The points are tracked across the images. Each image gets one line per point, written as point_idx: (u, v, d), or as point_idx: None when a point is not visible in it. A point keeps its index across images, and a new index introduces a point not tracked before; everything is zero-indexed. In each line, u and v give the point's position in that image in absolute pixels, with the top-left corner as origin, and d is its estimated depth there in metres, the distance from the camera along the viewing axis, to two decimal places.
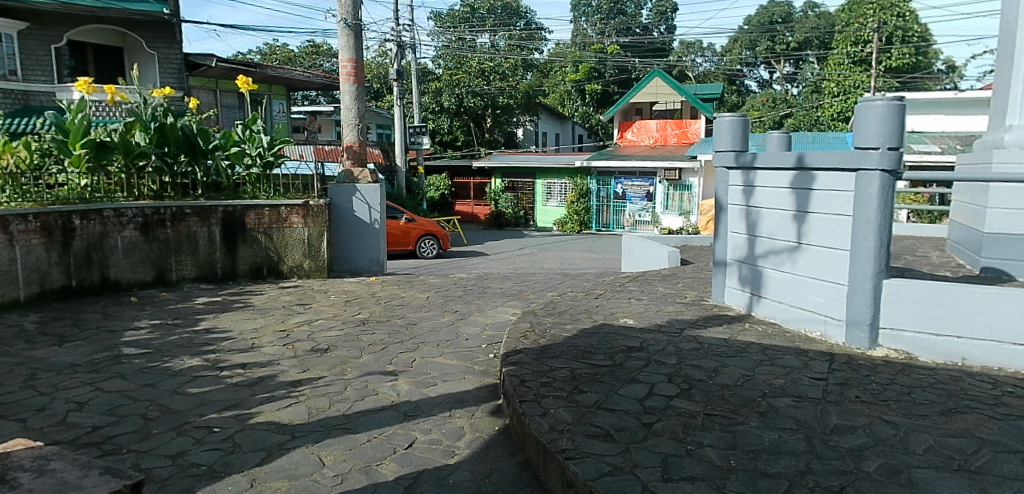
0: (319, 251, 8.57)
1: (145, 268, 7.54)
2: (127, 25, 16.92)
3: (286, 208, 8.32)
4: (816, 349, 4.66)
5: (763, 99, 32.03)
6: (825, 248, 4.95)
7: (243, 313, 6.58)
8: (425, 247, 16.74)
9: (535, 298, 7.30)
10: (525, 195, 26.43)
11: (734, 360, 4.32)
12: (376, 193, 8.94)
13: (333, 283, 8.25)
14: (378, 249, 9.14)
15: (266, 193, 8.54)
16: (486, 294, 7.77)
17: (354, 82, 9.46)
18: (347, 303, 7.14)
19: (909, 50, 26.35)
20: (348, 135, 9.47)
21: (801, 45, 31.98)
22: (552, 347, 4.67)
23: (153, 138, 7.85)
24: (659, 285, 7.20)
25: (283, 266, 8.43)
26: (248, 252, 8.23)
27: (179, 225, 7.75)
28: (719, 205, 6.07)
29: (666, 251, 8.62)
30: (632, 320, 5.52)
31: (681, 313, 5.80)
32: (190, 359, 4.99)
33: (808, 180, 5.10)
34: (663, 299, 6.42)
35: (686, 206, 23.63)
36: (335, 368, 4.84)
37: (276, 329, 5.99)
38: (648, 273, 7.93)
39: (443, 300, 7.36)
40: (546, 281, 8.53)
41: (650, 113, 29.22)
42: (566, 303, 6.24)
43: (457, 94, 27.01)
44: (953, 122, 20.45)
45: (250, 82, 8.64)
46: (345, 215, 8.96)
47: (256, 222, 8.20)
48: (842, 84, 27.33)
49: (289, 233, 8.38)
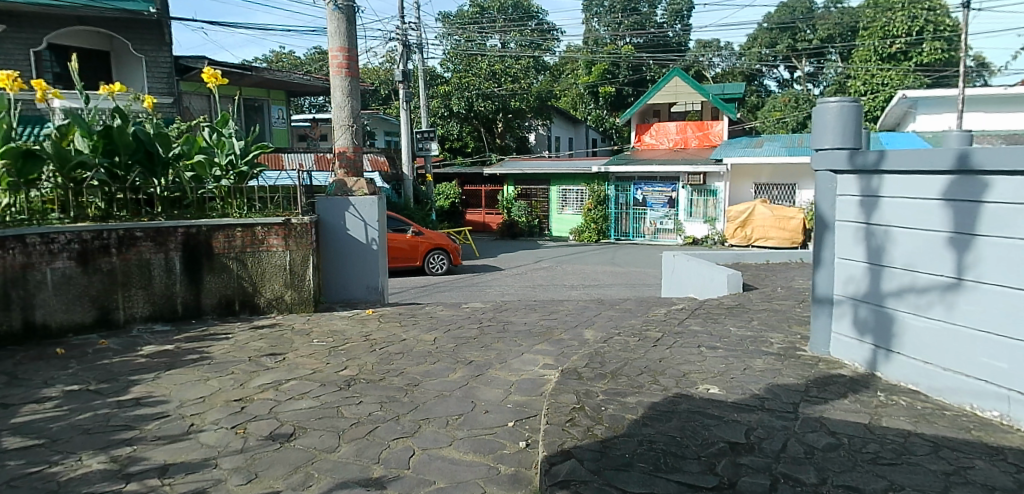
0: (304, 280, 7.01)
1: (84, 308, 6.04)
2: (113, 26, 15.47)
3: (262, 228, 6.77)
4: (1009, 446, 3.11)
5: (784, 99, 30.39)
6: (1006, 289, 3.40)
7: (195, 370, 5.07)
8: (435, 264, 15.23)
9: (571, 341, 5.78)
10: (539, 203, 24.88)
11: (903, 477, 2.81)
12: (373, 207, 7.47)
13: (319, 321, 6.70)
14: (376, 273, 7.62)
15: (239, 209, 6.97)
16: (507, 332, 6.23)
17: (347, 75, 7.96)
18: (334, 351, 5.60)
19: (942, 43, 24.28)
20: (339, 138, 7.97)
21: (822, 43, 30.29)
22: (618, 446, 3.15)
23: (97, 145, 6.47)
24: (728, 323, 5.63)
25: (260, 299, 6.91)
26: (217, 283, 6.70)
27: (129, 251, 6.23)
28: (824, 224, 4.56)
29: (725, 275, 7.05)
30: (717, 387, 3.97)
31: (778, 373, 4.26)
32: (90, 458, 3.52)
33: (975, 187, 3.56)
34: (744, 347, 4.90)
35: (711, 213, 22.06)
36: (295, 475, 3.35)
37: (230, 397, 4.49)
38: (708, 306, 6.36)
39: (454, 344, 5.83)
40: (579, 314, 7.00)
41: (668, 115, 27.61)
42: (616, 355, 4.67)
43: (467, 97, 25.59)
44: (997, 119, 18.79)
45: (217, 75, 7.13)
46: (336, 234, 7.48)
47: (225, 246, 6.65)
48: (870, 82, 25.61)
49: (267, 257, 6.82)
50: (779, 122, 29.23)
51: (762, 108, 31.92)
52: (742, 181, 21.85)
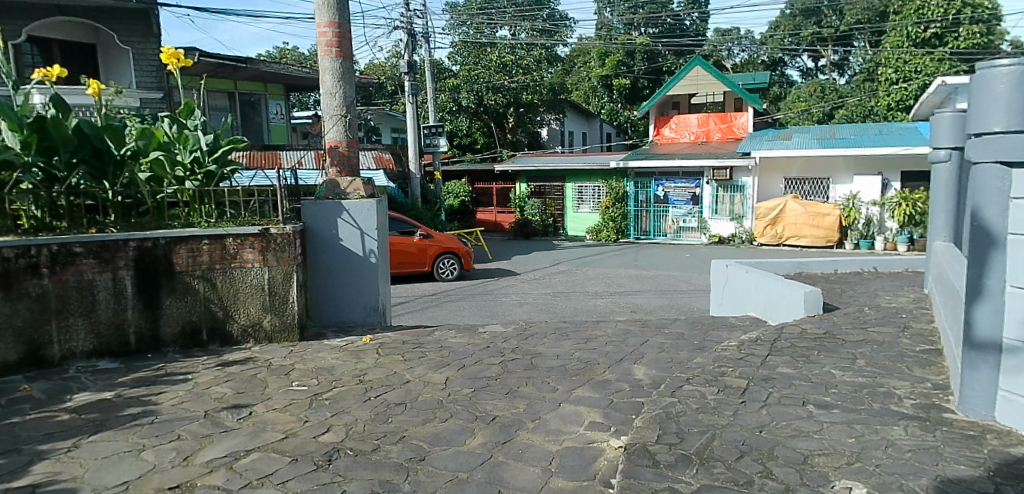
0: (287, 303, 5.72)
1: (7, 342, 4.83)
2: (97, 17, 14.23)
3: (235, 240, 5.52)
4: None
5: (809, 89, 28.87)
6: None
7: (129, 434, 3.81)
8: (444, 268, 13.96)
9: (622, 387, 4.51)
10: (554, 200, 23.49)
11: None
12: (370, 214, 6.22)
13: (303, 353, 5.44)
14: (375, 293, 6.37)
15: (205, 218, 5.67)
16: (538, 370, 4.95)
17: (338, 55, 6.67)
18: (316, 401, 4.34)
19: (979, 28, 22.56)
20: (330, 131, 6.68)
21: (849, 30, 28.66)
22: None
23: (29, 141, 5.26)
24: (826, 366, 4.35)
25: (232, 326, 5.62)
26: (179, 308, 5.42)
27: (66, 271, 5.00)
28: (989, 238, 3.27)
29: (800, 293, 5.75)
30: (865, 487, 2.74)
31: (938, 455, 2.99)
32: None
33: None
34: (866, 407, 3.64)
35: (738, 210, 20.65)
36: None
37: (165, 483, 3.26)
38: (790, 337, 5.07)
39: (471, 389, 4.56)
40: (621, 341, 5.73)
41: (689, 108, 25.99)
42: (696, 420, 3.41)
43: (476, 91, 24.29)
44: None
45: (178, 54, 5.80)
46: (326, 246, 6.24)
47: (189, 262, 5.40)
48: (902, 70, 24.19)
49: (240, 276, 5.56)
50: (804, 114, 27.85)
51: (786, 100, 30.42)
52: (770, 175, 20.55)
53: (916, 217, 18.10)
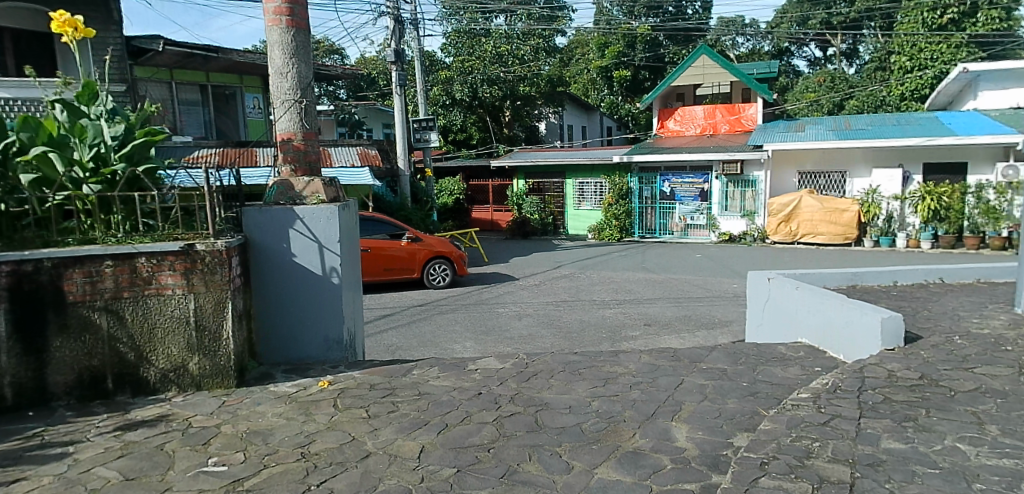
0: (220, 342, 4.44)
1: None
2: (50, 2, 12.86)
3: (147, 261, 4.23)
4: None
5: (818, 79, 27.46)
6: None
7: None
8: (435, 275, 12.68)
9: (662, 464, 3.25)
10: (553, 197, 22.19)
11: None
12: (331, 224, 4.97)
13: (237, 407, 4.17)
14: (338, 322, 5.13)
15: (110, 232, 4.38)
16: (544, 434, 3.68)
17: (289, 25, 5.37)
18: None
19: (999, 12, 21.31)
20: (281, 119, 5.39)
21: (860, 15, 27.38)
22: None
23: None
24: (952, 439, 3.09)
25: (148, 372, 4.34)
26: (72, 351, 4.16)
27: None
28: None
29: (878, 318, 4.49)
30: None
31: None
32: None
33: None
34: None
35: (748, 206, 19.37)
36: None
37: None
38: (881, 384, 3.82)
39: (454, 469, 3.29)
40: (649, 384, 4.45)
41: (693, 99, 24.60)
42: None
43: (470, 82, 23.06)
44: None
45: (75, 21, 4.59)
46: (275, 263, 4.96)
47: (85, 291, 4.13)
48: (917, 57, 22.73)
49: (156, 307, 4.28)
50: (812, 105, 26.50)
51: (793, 90, 29.11)
52: (784, 168, 19.20)
53: (942, 212, 16.79)
